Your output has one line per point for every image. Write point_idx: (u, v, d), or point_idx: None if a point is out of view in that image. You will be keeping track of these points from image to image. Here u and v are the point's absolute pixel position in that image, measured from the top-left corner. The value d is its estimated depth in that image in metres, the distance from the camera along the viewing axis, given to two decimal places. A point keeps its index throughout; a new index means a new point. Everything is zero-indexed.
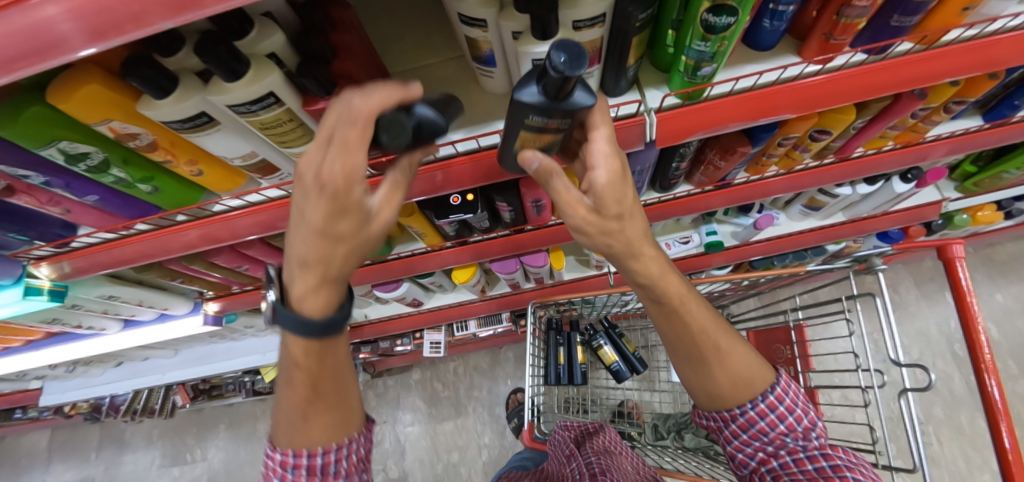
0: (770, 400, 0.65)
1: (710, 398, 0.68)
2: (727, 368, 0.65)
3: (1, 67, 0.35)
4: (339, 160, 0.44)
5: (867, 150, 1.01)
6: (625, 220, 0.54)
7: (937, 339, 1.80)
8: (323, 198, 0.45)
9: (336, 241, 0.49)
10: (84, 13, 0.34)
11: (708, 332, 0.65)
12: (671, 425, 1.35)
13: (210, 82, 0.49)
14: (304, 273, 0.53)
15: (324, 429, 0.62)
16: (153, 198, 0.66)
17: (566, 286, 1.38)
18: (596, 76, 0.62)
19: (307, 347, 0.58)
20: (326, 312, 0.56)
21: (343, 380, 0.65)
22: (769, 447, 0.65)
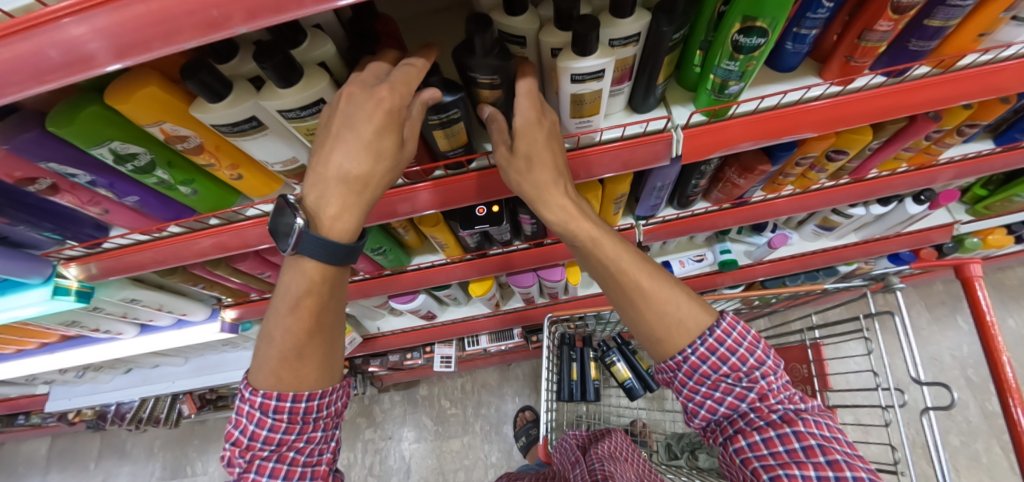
0: (710, 342, 0.58)
1: (652, 346, 0.62)
2: (657, 311, 0.59)
3: (39, 74, 0.37)
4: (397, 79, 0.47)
5: (880, 172, 1.03)
6: (531, 162, 0.58)
7: (951, 364, 1.78)
8: (382, 108, 0.47)
9: (380, 155, 0.51)
10: (158, 18, 0.36)
11: (628, 272, 0.60)
12: (685, 445, 1.34)
13: (263, 89, 0.51)
14: (340, 192, 0.53)
15: (317, 370, 0.62)
16: (190, 200, 0.68)
17: (581, 301, 1.40)
18: (625, 93, 0.64)
19: (325, 273, 0.57)
20: (352, 237, 0.57)
21: (338, 313, 0.64)
22: (720, 395, 0.58)
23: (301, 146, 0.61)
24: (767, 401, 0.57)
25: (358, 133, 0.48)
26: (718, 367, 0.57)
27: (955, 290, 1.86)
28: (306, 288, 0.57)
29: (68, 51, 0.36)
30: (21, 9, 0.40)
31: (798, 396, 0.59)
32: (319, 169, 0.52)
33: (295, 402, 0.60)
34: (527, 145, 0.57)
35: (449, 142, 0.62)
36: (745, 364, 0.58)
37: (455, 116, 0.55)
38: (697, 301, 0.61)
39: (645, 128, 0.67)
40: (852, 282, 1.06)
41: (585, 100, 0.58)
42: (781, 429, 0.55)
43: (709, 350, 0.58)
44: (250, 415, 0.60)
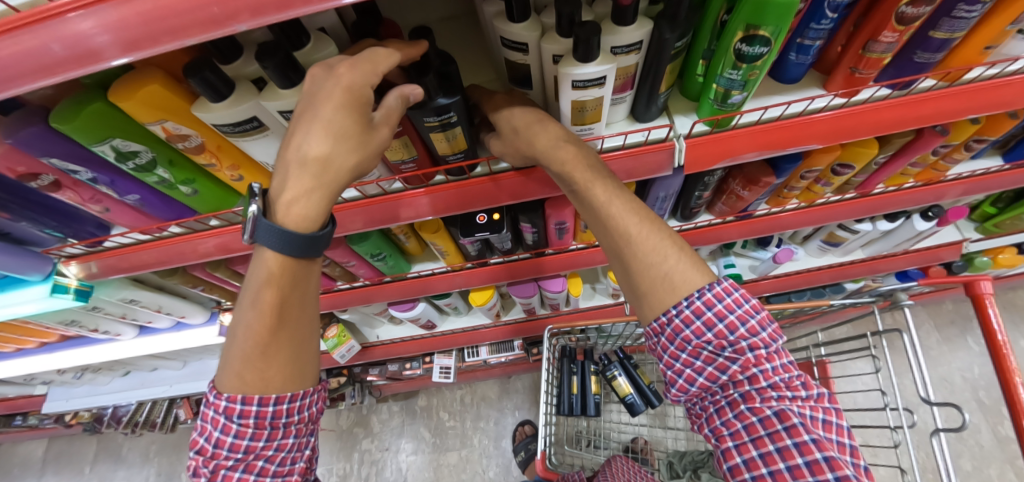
0: (697, 305, 0.56)
1: (639, 301, 0.61)
2: (644, 262, 0.58)
3: (59, 62, 0.37)
4: (363, 63, 0.46)
5: (887, 187, 1.02)
6: (520, 132, 0.58)
7: (961, 386, 1.73)
8: (337, 89, 0.46)
9: (341, 137, 0.49)
10: (161, 15, 0.36)
11: (618, 218, 0.59)
12: (687, 464, 1.28)
13: (265, 89, 0.51)
14: (300, 174, 0.51)
15: (283, 369, 0.61)
16: (191, 201, 0.68)
17: (583, 313, 1.38)
18: (628, 101, 0.64)
19: (285, 262, 0.56)
20: (308, 227, 0.55)
21: (305, 310, 0.62)
22: (699, 363, 0.57)
23: None
24: (758, 385, 0.55)
25: (313, 111, 0.47)
26: (701, 332, 0.55)
27: (965, 311, 1.83)
28: (264, 279, 0.56)
29: (73, 45, 0.37)
30: (27, 5, 0.42)
31: (798, 381, 0.56)
32: (283, 150, 0.51)
33: (261, 405, 0.59)
34: (508, 120, 0.58)
35: (448, 145, 0.61)
36: (733, 334, 0.56)
37: (453, 118, 0.55)
38: (693, 260, 0.59)
39: (647, 137, 0.67)
40: (858, 299, 1.03)
41: (587, 107, 0.58)
42: (782, 441, 0.52)
43: (693, 314, 0.56)
44: (214, 420, 0.60)
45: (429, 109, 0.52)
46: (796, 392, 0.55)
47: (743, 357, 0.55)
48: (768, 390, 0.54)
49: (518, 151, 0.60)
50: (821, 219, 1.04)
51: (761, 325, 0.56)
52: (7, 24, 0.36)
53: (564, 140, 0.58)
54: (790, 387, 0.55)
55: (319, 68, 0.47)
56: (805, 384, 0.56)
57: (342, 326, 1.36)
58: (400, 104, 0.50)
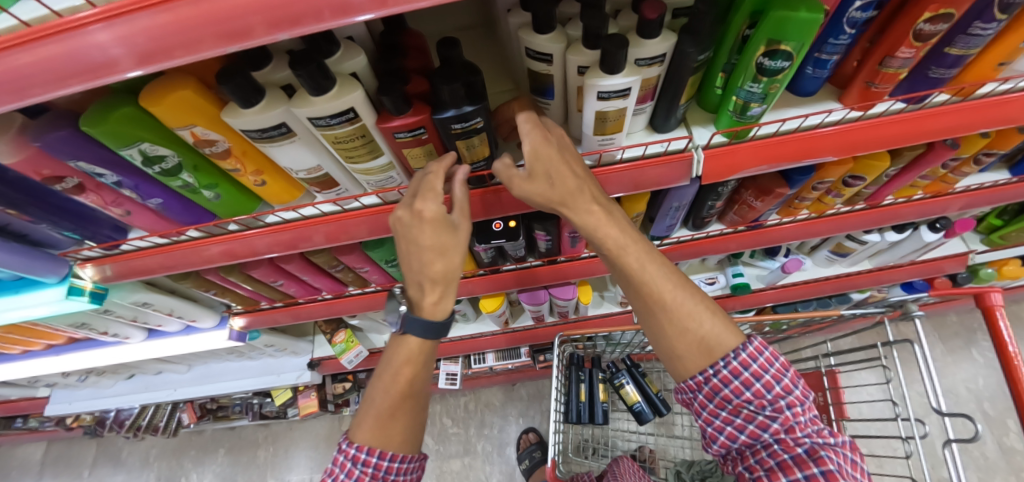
0: (733, 365, 0.57)
1: (671, 360, 0.62)
2: (679, 326, 0.59)
3: (101, 66, 0.38)
4: (429, 197, 0.60)
5: (896, 198, 1.02)
6: (552, 181, 0.57)
7: (966, 397, 1.72)
8: (427, 223, 0.61)
9: (445, 248, 0.63)
10: (181, 27, 0.37)
11: (653, 283, 0.60)
12: (695, 473, 1.27)
13: (295, 96, 0.51)
14: (431, 286, 0.67)
15: (400, 432, 0.68)
16: (213, 205, 0.68)
17: (591, 321, 1.38)
18: (647, 112, 0.65)
19: (421, 344, 0.71)
20: (443, 314, 0.69)
21: (427, 385, 0.73)
22: (739, 418, 0.59)
23: (326, 155, 0.61)
24: (795, 435, 0.56)
25: (421, 239, 0.62)
26: (741, 390, 0.57)
27: (970, 322, 1.83)
28: (403, 358, 0.70)
29: (95, 57, 0.37)
30: (37, 20, 0.41)
31: (833, 433, 0.56)
32: (412, 275, 0.68)
33: (379, 458, 0.66)
34: (544, 164, 0.56)
35: (471, 152, 0.62)
36: (770, 391, 0.57)
37: (478, 124, 0.55)
38: (724, 320, 0.60)
39: (666, 148, 0.68)
40: (868, 309, 1.03)
41: (609, 117, 0.58)
42: (810, 468, 0.53)
43: (732, 373, 0.57)
44: (341, 464, 0.67)
45: (454, 118, 0.52)
46: (832, 441, 0.55)
47: (782, 414, 0.57)
48: (804, 437, 0.55)
49: (547, 197, 0.59)
50: (817, 232, 1.06)
51: (794, 382, 0.59)
52: (24, 37, 0.37)
53: (595, 203, 0.60)
54: (822, 435, 0.56)
55: (406, 214, 0.62)
56: (838, 434, 0.57)
57: (350, 331, 1.35)
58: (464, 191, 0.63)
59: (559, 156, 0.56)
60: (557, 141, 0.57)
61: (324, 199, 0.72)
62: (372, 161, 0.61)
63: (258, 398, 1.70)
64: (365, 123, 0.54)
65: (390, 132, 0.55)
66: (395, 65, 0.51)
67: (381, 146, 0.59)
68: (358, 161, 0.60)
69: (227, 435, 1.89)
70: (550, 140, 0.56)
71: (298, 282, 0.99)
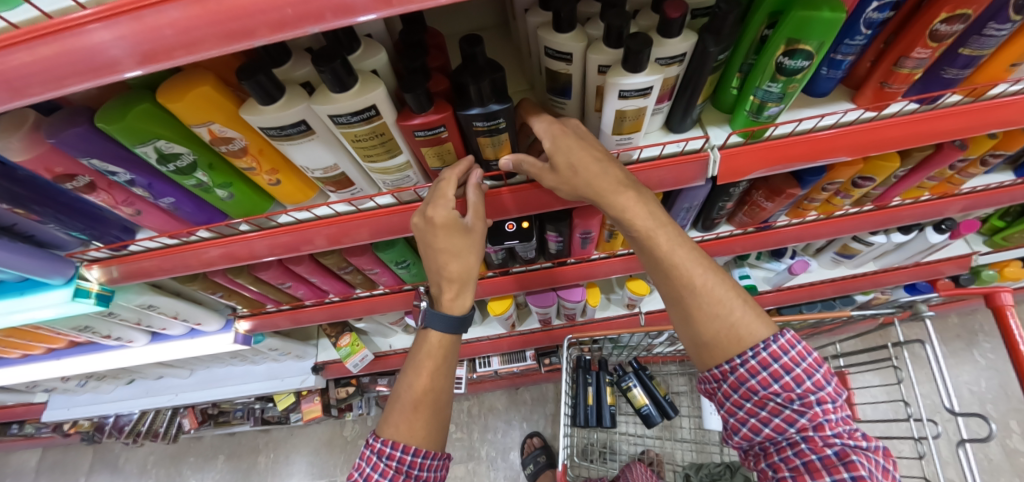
0: (763, 356, 0.57)
1: (699, 348, 0.62)
2: (707, 311, 0.59)
3: (122, 61, 0.37)
4: (442, 207, 0.61)
5: (903, 199, 1.03)
6: (577, 170, 0.57)
7: (969, 399, 1.73)
8: (439, 228, 0.62)
9: (459, 253, 0.67)
10: (197, 23, 0.36)
11: (681, 268, 0.60)
12: (704, 476, 1.26)
13: (316, 93, 0.51)
14: (449, 285, 0.71)
15: (426, 427, 0.71)
16: (225, 205, 0.67)
17: (597, 324, 1.37)
18: (664, 112, 0.65)
19: (443, 339, 0.74)
20: (463, 310, 0.73)
21: (449, 381, 0.74)
22: (764, 412, 0.58)
23: (344, 154, 0.61)
24: (822, 432, 0.55)
25: (436, 244, 0.65)
26: (769, 383, 0.57)
27: (971, 324, 1.84)
28: (426, 352, 0.73)
29: (93, 57, 0.36)
30: (59, 11, 0.40)
31: (859, 432, 0.56)
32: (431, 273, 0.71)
33: (403, 453, 0.68)
34: (565, 155, 0.56)
35: (494, 150, 0.61)
36: (801, 386, 0.57)
37: (502, 125, 0.55)
38: (754, 309, 0.60)
39: (682, 147, 0.68)
40: (878, 310, 1.03)
41: (628, 117, 0.58)
42: (839, 474, 0.52)
43: (760, 364, 0.57)
44: (368, 458, 0.69)
45: (483, 113, 0.53)
46: (859, 441, 0.55)
47: (811, 410, 0.56)
48: (832, 436, 0.55)
49: (571, 186, 0.59)
50: (815, 234, 1.07)
51: (825, 378, 0.58)
52: (20, 36, 0.36)
53: (623, 186, 0.59)
54: (852, 437, 0.55)
55: (421, 220, 0.64)
56: (869, 437, 0.56)
57: (355, 334, 1.34)
58: (478, 194, 0.65)
59: (579, 147, 0.57)
60: (579, 136, 0.58)
61: (337, 198, 0.71)
62: (390, 160, 0.60)
63: (260, 403, 1.68)
64: (385, 121, 0.53)
65: (410, 130, 0.55)
66: (418, 63, 0.51)
67: (399, 145, 0.58)
68: (375, 160, 0.60)
69: (227, 442, 1.87)
70: (569, 131, 0.58)
71: (306, 284, 0.98)
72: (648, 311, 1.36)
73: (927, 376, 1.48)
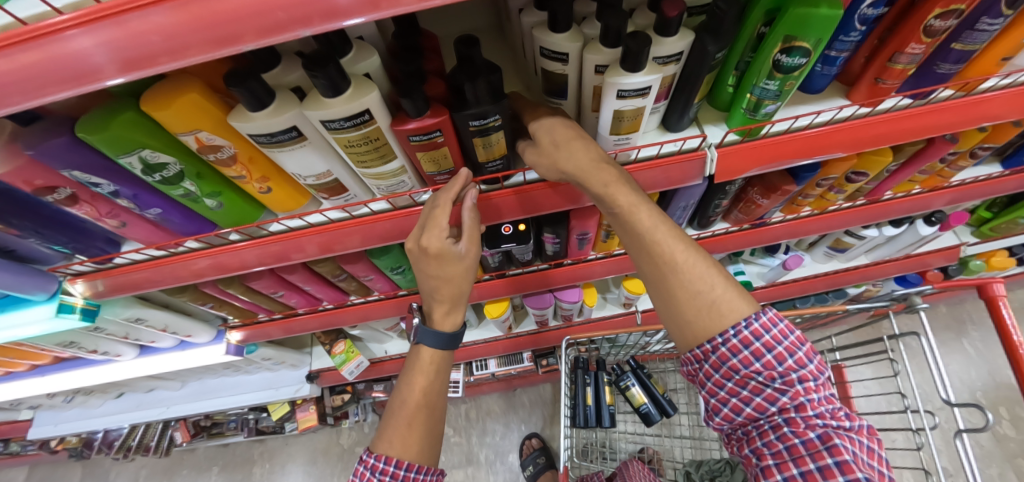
0: (745, 334, 0.56)
1: (679, 328, 0.61)
2: (689, 289, 0.58)
3: (102, 68, 0.35)
4: (434, 237, 0.61)
5: (895, 193, 1.04)
6: (559, 148, 0.57)
7: (961, 388, 1.76)
8: (433, 257, 0.62)
9: (449, 278, 0.67)
10: (183, 28, 0.34)
11: (663, 245, 0.59)
12: (705, 473, 1.25)
13: (308, 98, 0.49)
14: (439, 305, 0.71)
15: (419, 443, 0.69)
16: (215, 215, 0.66)
17: (595, 323, 1.37)
18: (661, 112, 0.65)
19: (435, 355, 0.74)
20: (455, 327, 0.73)
21: (443, 397, 0.73)
22: (745, 391, 0.58)
23: (337, 160, 0.59)
24: (804, 413, 0.55)
25: (428, 270, 0.65)
26: (750, 362, 0.56)
27: (960, 313, 1.87)
28: (417, 367, 0.73)
29: (73, 65, 0.35)
30: (35, 17, 0.38)
31: (842, 412, 0.56)
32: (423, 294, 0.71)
33: (397, 467, 0.66)
34: (548, 132, 0.58)
35: (487, 152, 0.60)
36: (782, 365, 0.57)
37: (496, 123, 0.54)
38: (737, 288, 0.59)
39: (680, 147, 0.67)
40: (874, 303, 1.04)
41: (626, 117, 0.58)
42: (823, 459, 0.52)
43: (741, 343, 0.56)
44: (361, 473, 0.67)
45: (476, 113, 0.51)
46: (842, 422, 0.55)
47: (792, 389, 0.56)
48: (813, 417, 0.55)
49: (553, 164, 0.58)
50: (807, 231, 1.07)
51: (808, 357, 0.58)
52: None
53: (603, 161, 0.58)
54: (835, 417, 0.55)
55: (414, 247, 0.64)
56: (853, 418, 0.56)
57: (350, 341, 1.32)
58: (473, 216, 0.64)
59: (562, 128, 0.58)
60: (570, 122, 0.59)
61: (331, 205, 0.69)
62: (384, 165, 0.59)
63: (254, 413, 1.65)
64: (379, 125, 0.52)
65: (405, 134, 0.53)
66: (413, 66, 0.50)
67: (394, 149, 0.57)
68: (370, 165, 0.58)
69: (221, 453, 1.83)
70: (558, 118, 0.59)
71: (299, 292, 0.96)
72: (644, 309, 1.36)
73: (920, 366, 1.50)
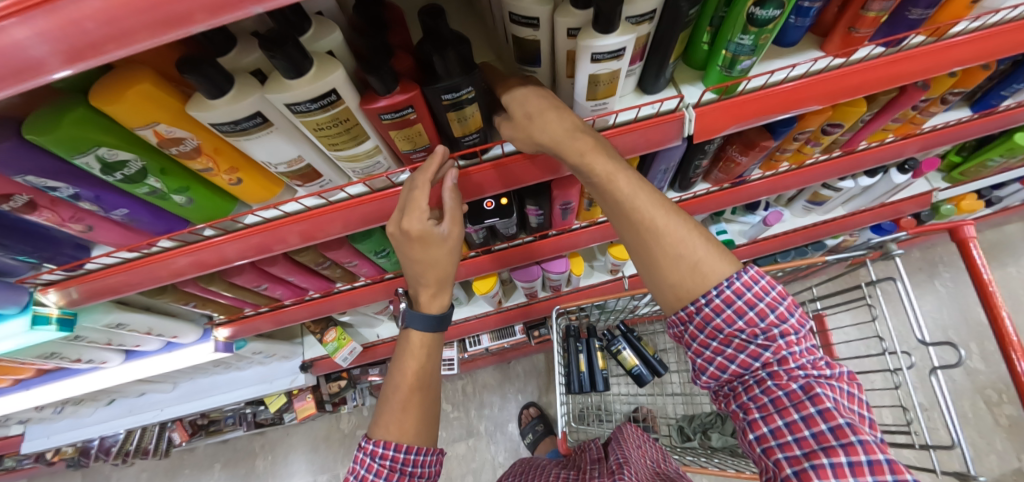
0: (727, 293, 0.58)
1: (663, 292, 0.62)
2: (671, 253, 0.59)
3: (40, 60, 0.32)
4: (415, 220, 0.61)
5: (870, 143, 1.06)
6: (533, 118, 0.56)
7: (934, 327, 1.85)
8: (415, 240, 0.62)
9: (432, 260, 0.67)
10: (124, 11, 0.32)
11: (642, 210, 0.59)
12: (697, 426, 1.33)
13: (269, 81, 0.47)
14: (425, 287, 0.71)
15: (416, 425, 0.70)
16: (186, 211, 0.63)
17: (584, 292, 1.39)
18: (636, 74, 0.63)
19: (424, 338, 0.74)
20: (442, 308, 0.73)
21: (436, 378, 0.74)
22: (729, 348, 0.60)
23: (307, 145, 0.57)
24: (786, 366, 0.57)
25: (411, 253, 0.65)
26: (733, 320, 0.57)
27: (931, 257, 1.95)
28: (407, 351, 0.73)
29: (7, 59, 0.32)
30: None
31: (822, 362, 0.58)
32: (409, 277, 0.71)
33: (396, 451, 0.67)
34: (521, 104, 0.57)
35: (462, 126, 0.58)
36: (764, 320, 0.58)
37: (468, 95, 0.52)
38: (718, 249, 0.60)
39: (659, 108, 0.66)
40: (851, 253, 1.07)
41: (601, 81, 0.57)
42: (806, 409, 0.55)
43: (724, 302, 0.58)
44: (361, 461, 0.67)
45: (446, 84, 0.50)
46: (822, 371, 0.57)
47: (774, 343, 0.58)
48: (795, 369, 0.57)
49: (528, 135, 0.58)
50: (785, 186, 1.09)
51: (789, 310, 0.59)
52: None
53: (579, 130, 0.57)
54: (816, 367, 0.58)
55: (396, 231, 0.64)
56: (834, 366, 0.59)
57: (341, 328, 1.32)
58: (453, 194, 0.64)
59: (533, 97, 0.57)
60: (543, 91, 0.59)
61: (306, 193, 0.67)
62: (357, 147, 0.56)
63: (251, 407, 1.65)
64: (348, 105, 0.50)
65: (376, 113, 0.51)
66: (379, 40, 0.47)
67: (366, 129, 0.55)
68: (343, 148, 0.56)
69: (223, 448, 1.84)
70: (529, 90, 0.58)
71: (284, 283, 0.94)
72: (630, 275, 1.38)
73: (896, 309, 1.57)
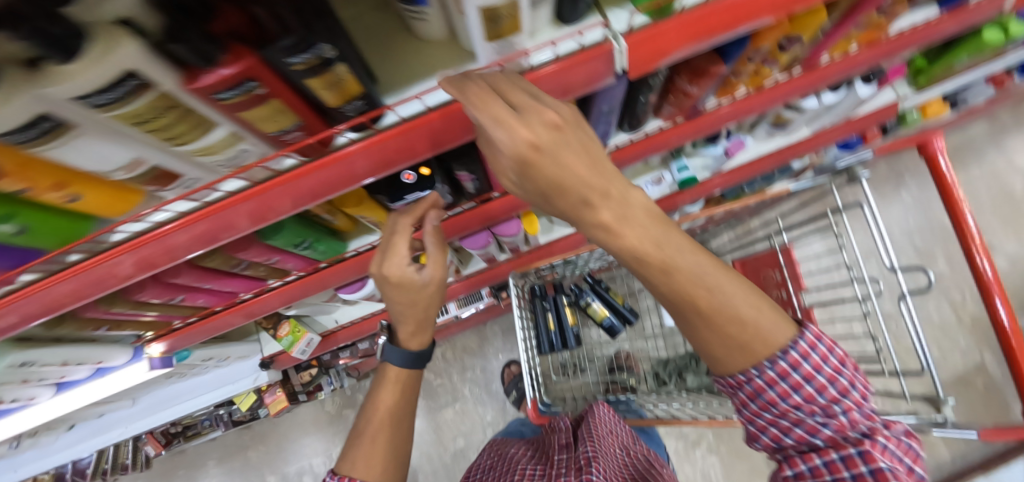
0: (783, 366, 0.54)
1: (710, 360, 0.58)
2: (717, 326, 0.53)
3: None
4: (392, 266, 0.70)
5: (832, 55, 0.96)
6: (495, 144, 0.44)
7: (898, 236, 1.88)
8: (393, 283, 0.71)
9: (413, 301, 0.73)
10: None
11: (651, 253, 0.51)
12: (671, 369, 1.38)
13: (38, 70, 0.34)
14: (404, 325, 0.77)
15: (383, 462, 0.71)
16: (24, 239, 0.51)
17: (541, 251, 1.24)
18: (550, 4, 0.52)
19: (400, 375, 0.78)
20: (423, 346, 0.79)
21: (409, 417, 0.78)
22: (783, 420, 0.56)
23: (141, 143, 0.45)
24: (846, 434, 0.54)
25: (390, 295, 0.72)
26: (789, 394, 0.54)
27: (897, 165, 1.93)
28: (386, 382, 0.78)
29: None
30: None
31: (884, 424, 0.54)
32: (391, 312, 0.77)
33: None
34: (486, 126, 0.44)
35: (337, 93, 0.47)
36: (823, 394, 0.54)
37: (331, 53, 0.40)
38: (776, 313, 0.56)
39: (581, 42, 0.56)
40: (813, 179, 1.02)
41: (501, 16, 0.45)
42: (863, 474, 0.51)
43: (778, 376, 0.54)
44: None
45: (292, 44, 0.37)
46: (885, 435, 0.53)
47: (834, 419, 0.54)
48: (855, 436, 0.53)
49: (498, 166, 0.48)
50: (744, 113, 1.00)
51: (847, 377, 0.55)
52: None
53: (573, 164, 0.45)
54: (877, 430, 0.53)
55: (378, 275, 0.72)
56: (896, 428, 0.54)
57: (294, 321, 1.24)
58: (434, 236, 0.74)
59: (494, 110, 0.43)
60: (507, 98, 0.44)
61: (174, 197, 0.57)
62: (206, 137, 0.46)
63: (224, 408, 1.61)
64: (163, 89, 0.38)
65: (207, 93, 0.40)
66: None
67: (208, 114, 0.44)
68: (186, 140, 0.45)
69: (210, 447, 1.83)
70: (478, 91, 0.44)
71: (203, 291, 0.85)
72: None
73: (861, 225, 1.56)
